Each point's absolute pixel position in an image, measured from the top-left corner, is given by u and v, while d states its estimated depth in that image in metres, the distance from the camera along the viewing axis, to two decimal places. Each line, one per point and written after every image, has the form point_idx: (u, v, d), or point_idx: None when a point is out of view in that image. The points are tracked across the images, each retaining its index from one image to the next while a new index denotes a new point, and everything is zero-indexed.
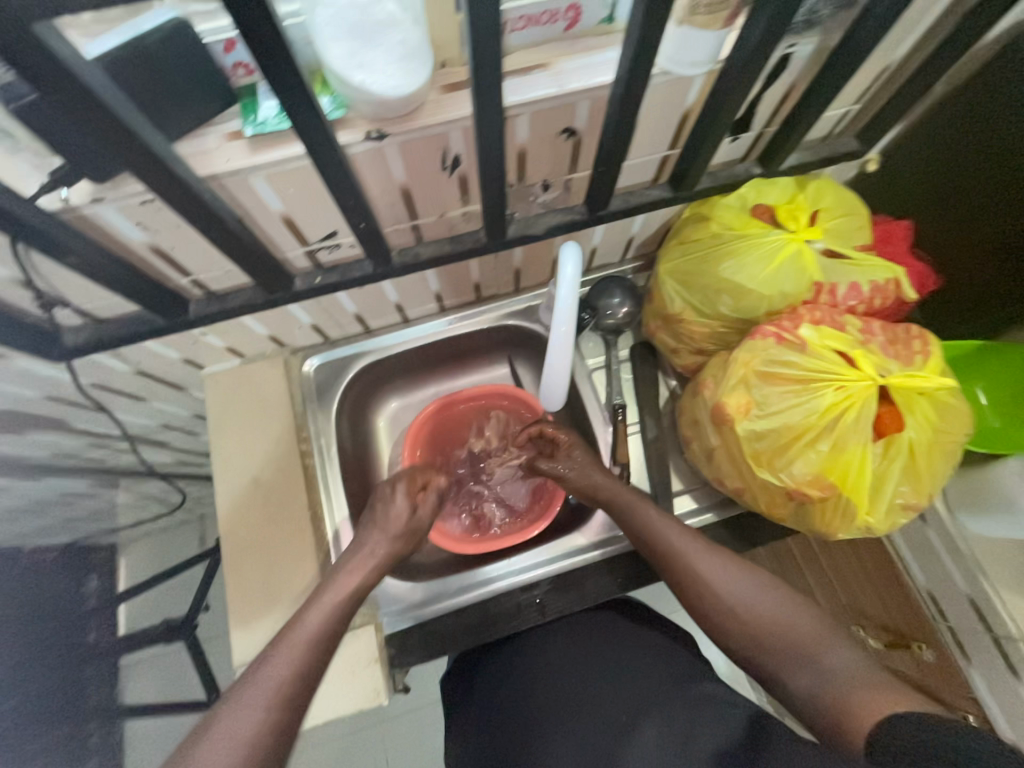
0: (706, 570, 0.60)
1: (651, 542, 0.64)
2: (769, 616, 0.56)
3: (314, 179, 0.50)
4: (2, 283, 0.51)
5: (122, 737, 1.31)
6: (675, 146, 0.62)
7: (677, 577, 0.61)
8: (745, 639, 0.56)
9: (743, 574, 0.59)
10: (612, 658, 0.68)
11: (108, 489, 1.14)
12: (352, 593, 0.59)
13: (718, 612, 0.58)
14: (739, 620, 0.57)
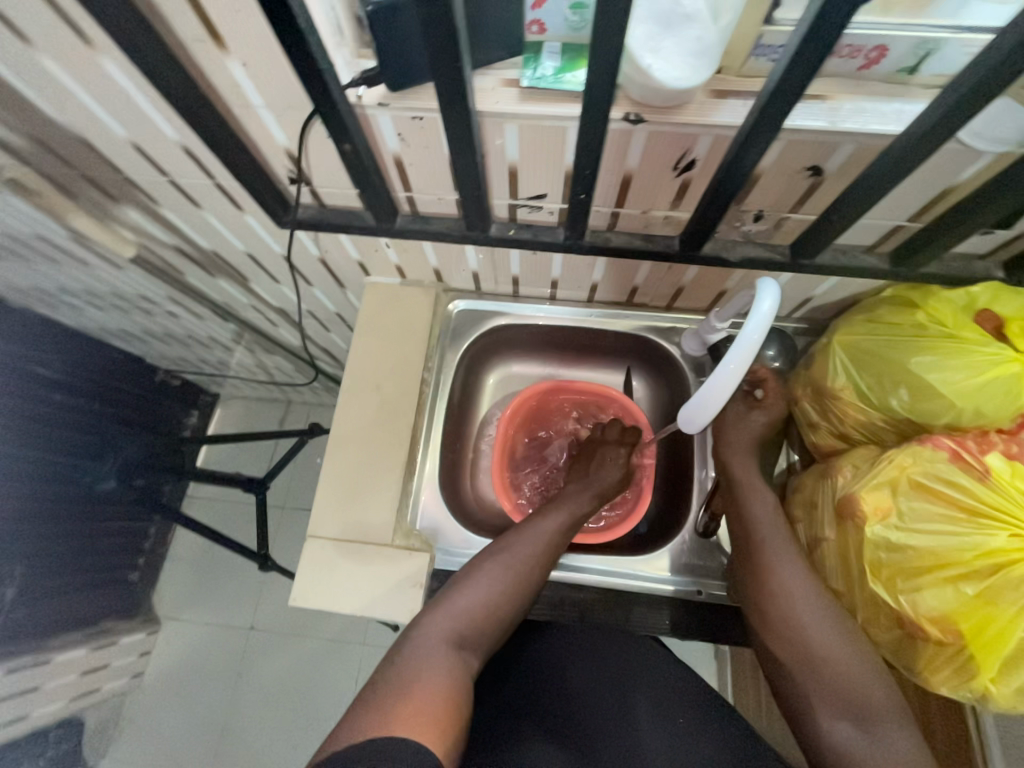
0: (798, 593, 0.57)
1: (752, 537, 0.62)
2: (844, 668, 0.54)
3: (559, 141, 0.53)
4: (276, 149, 0.60)
5: (170, 552, 1.52)
6: (916, 219, 0.57)
7: (762, 581, 0.60)
8: (799, 669, 0.55)
9: (834, 615, 0.56)
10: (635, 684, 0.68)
11: (240, 348, 1.30)
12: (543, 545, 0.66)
13: (791, 637, 0.56)
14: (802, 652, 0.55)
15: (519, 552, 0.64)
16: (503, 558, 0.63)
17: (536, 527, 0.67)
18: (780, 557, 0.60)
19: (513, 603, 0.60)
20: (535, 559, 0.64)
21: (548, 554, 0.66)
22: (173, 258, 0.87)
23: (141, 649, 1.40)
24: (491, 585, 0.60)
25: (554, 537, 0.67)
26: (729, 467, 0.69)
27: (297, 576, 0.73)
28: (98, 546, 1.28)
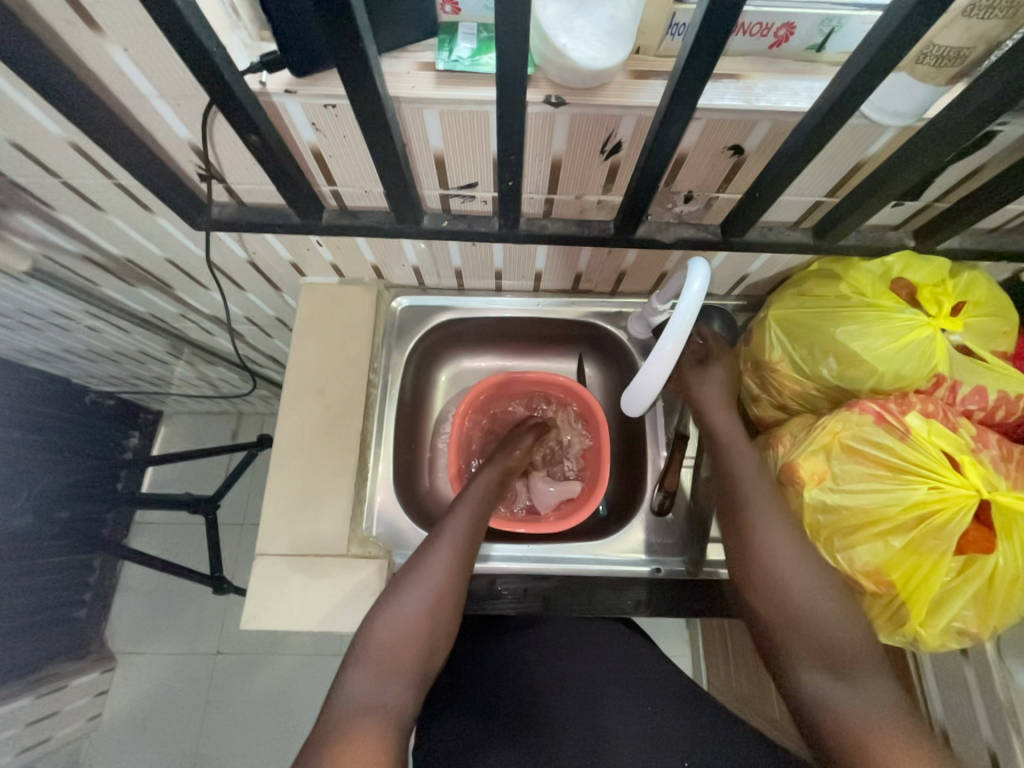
0: (778, 549, 0.57)
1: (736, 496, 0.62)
2: (824, 621, 0.54)
3: (482, 127, 0.51)
4: (178, 144, 0.55)
5: (117, 584, 1.42)
6: (833, 194, 0.60)
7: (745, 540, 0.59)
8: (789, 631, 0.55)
9: (814, 569, 0.56)
10: (603, 670, 0.68)
11: (175, 361, 1.22)
12: (460, 544, 0.64)
13: (772, 594, 0.56)
14: (788, 610, 0.55)
15: (426, 577, 0.60)
16: (422, 573, 0.61)
17: (440, 547, 0.63)
18: (766, 512, 0.59)
19: (438, 623, 0.59)
20: (448, 578, 0.61)
21: (459, 568, 0.63)
22: (83, 269, 0.80)
23: (94, 691, 1.31)
24: (408, 614, 0.58)
25: (461, 552, 0.64)
26: (711, 423, 0.68)
27: (247, 598, 0.69)
28: (33, 586, 1.18)
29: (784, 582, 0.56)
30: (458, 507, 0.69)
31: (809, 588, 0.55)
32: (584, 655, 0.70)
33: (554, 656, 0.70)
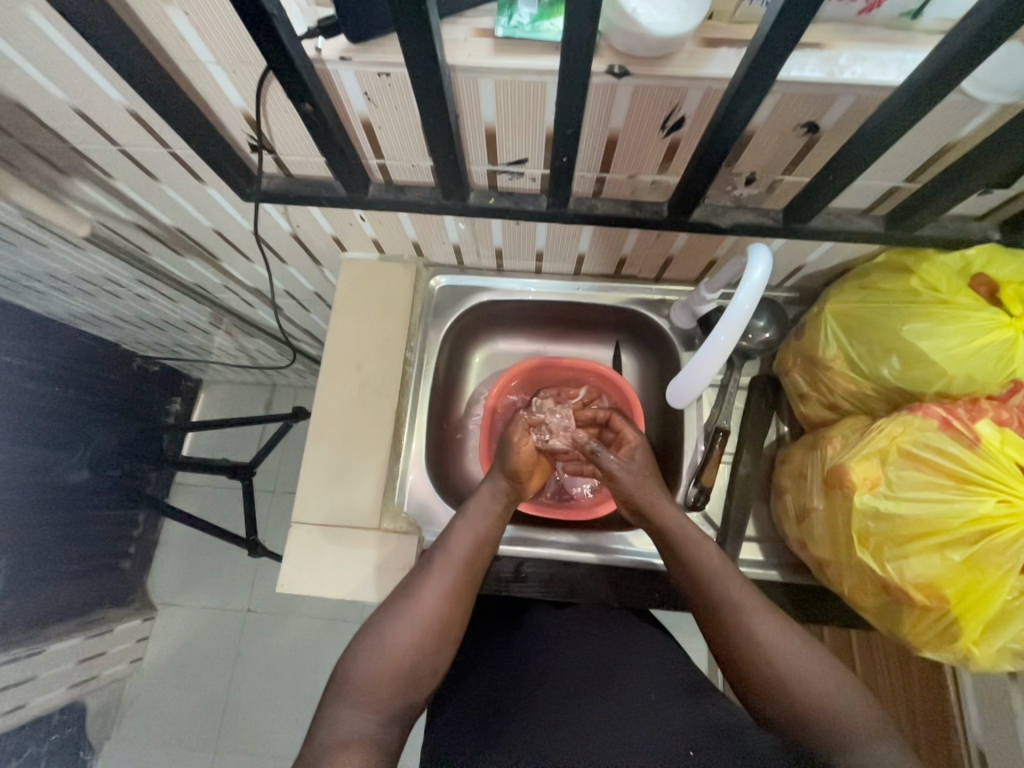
0: (760, 628, 0.56)
1: (705, 581, 0.60)
2: (823, 692, 0.52)
3: (538, 99, 0.49)
4: (232, 113, 0.55)
5: (159, 540, 1.51)
6: (913, 180, 0.55)
7: (724, 623, 0.58)
8: (778, 701, 0.53)
9: (801, 641, 0.55)
10: (609, 653, 0.69)
11: (216, 331, 1.25)
12: (455, 570, 0.61)
13: (764, 670, 0.54)
14: (774, 681, 0.53)
15: (419, 606, 0.58)
16: (405, 601, 0.58)
17: (434, 573, 0.60)
18: (742, 596, 0.58)
19: (427, 654, 0.57)
20: (440, 608, 0.59)
21: (455, 596, 0.60)
22: (136, 236, 0.82)
23: (138, 636, 1.40)
24: (395, 643, 0.55)
25: (457, 579, 0.61)
26: (663, 526, 0.64)
27: (284, 563, 0.72)
28: (85, 536, 1.26)
29: (765, 651, 0.54)
30: (460, 525, 0.65)
31: (794, 656, 0.54)
32: (594, 640, 0.70)
33: (563, 637, 0.71)
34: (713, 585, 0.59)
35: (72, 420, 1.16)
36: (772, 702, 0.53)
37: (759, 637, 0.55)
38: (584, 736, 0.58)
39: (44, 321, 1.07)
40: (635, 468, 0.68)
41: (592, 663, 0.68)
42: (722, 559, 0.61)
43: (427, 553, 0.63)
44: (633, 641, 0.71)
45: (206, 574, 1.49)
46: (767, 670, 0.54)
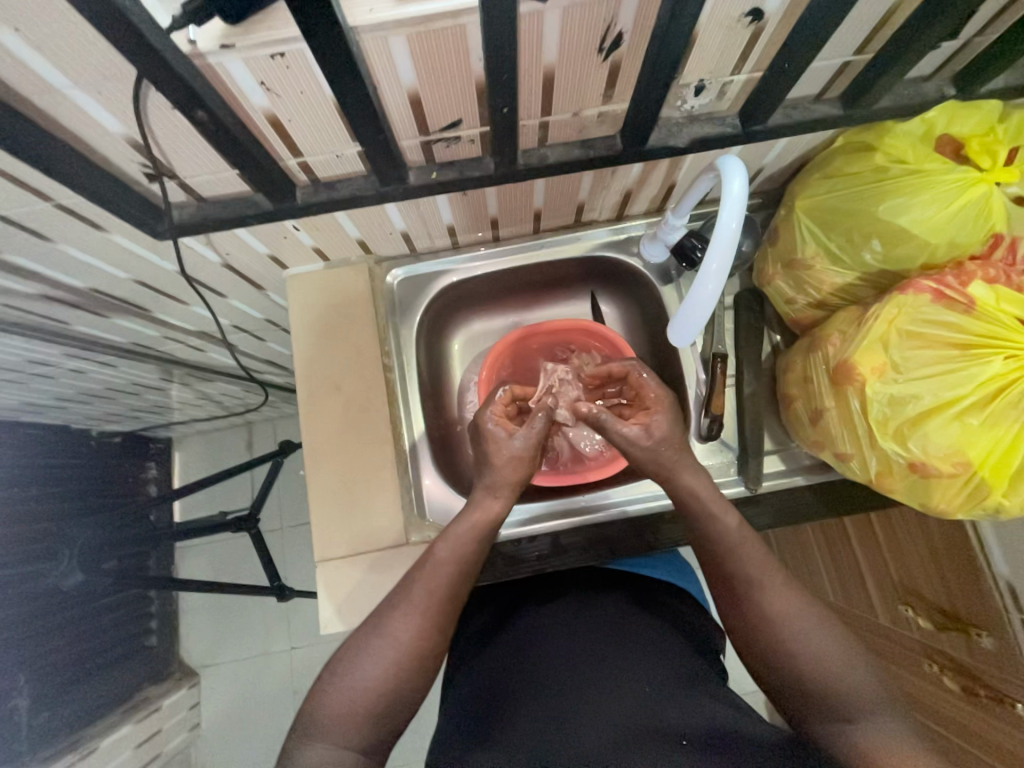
0: (771, 603, 0.57)
1: (722, 558, 0.60)
2: (825, 664, 0.53)
3: (460, 46, 0.43)
4: (114, 143, 0.47)
5: (180, 609, 1.46)
6: (864, 50, 0.52)
7: (739, 596, 0.58)
8: (778, 669, 0.55)
9: (810, 615, 0.56)
10: (608, 635, 0.66)
11: (170, 386, 1.16)
12: (428, 603, 0.57)
13: (771, 641, 0.56)
14: (779, 649, 0.55)
15: (392, 644, 0.55)
16: (387, 640, 0.55)
17: (412, 610, 0.56)
18: (757, 570, 0.58)
19: (400, 691, 0.55)
20: (414, 644, 0.55)
21: (429, 633, 0.56)
22: (48, 309, 0.73)
23: (188, 705, 1.38)
24: (364, 680, 0.54)
25: (433, 615, 0.57)
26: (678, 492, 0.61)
27: (320, 604, 0.69)
28: (100, 628, 1.21)
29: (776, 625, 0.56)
30: (438, 549, 0.59)
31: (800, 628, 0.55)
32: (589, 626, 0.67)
33: (558, 627, 0.68)
34: (731, 560, 0.59)
35: (48, 518, 1.07)
36: (773, 669, 0.56)
37: (772, 612, 0.56)
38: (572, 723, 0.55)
39: None
40: (647, 436, 0.61)
41: (584, 648, 0.64)
42: (743, 535, 0.59)
43: (402, 581, 0.58)
44: (633, 624, 0.67)
45: (239, 627, 1.46)
46: (773, 640, 0.56)
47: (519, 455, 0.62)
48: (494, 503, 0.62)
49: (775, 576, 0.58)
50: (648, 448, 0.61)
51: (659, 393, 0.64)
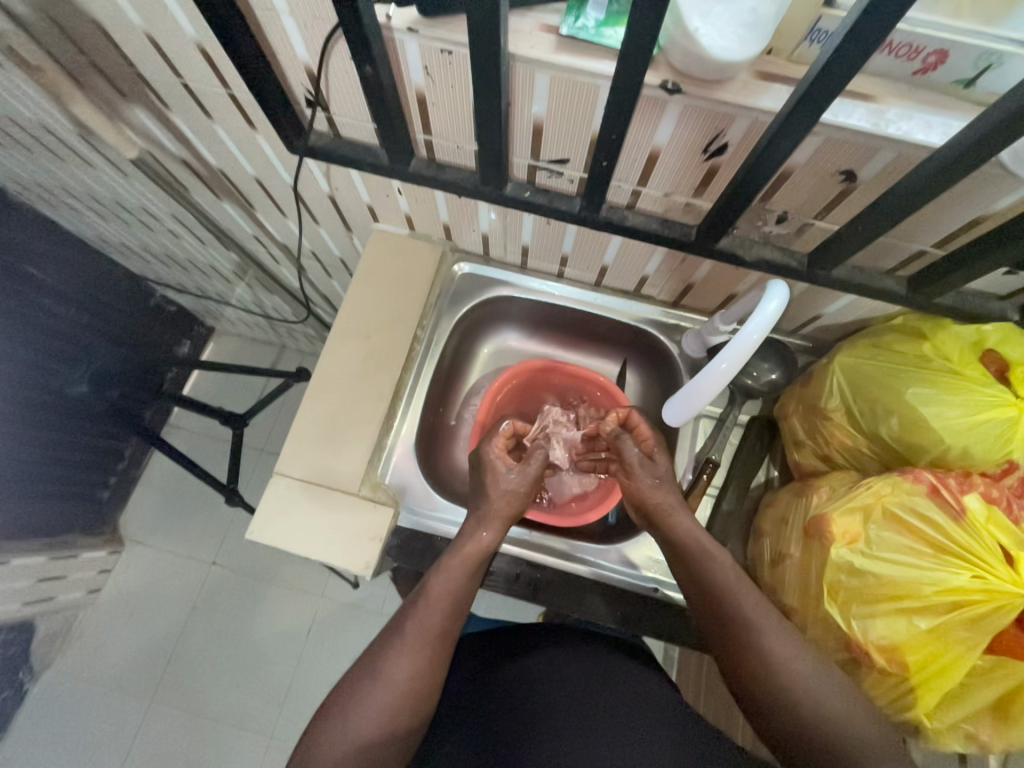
0: (776, 649, 0.54)
1: (720, 593, 0.58)
2: (837, 719, 0.50)
3: (589, 102, 0.50)
4: (296, 66, 0.57)
5: (140, 477, 1.52)
6: (940, 246, 0.56)
7: (738, 639, 0.56)
8: (779, 716, 0.52)
9: (819, 664, 0.53)
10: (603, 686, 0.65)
11: (236, 280, 1.27)
12: (425, 629, 0.58)
13: (773, 693, 0.53)
14: (786, 701, 0.52)
15: (389, 685, 0.55)
16: (386, 670, 0.55)
17: (407, 648, 0.57)
18: (757, 617, 0.55)
19: (401, 731, 0.54)
20: (410, 684, 0.55)
21: (425, 672, 0.56)
22: (179, 171, 0.84)
23: (100, 567, 1.40)
24: (365, 725, 0.53)
25: (428, 652, 0.57)
26: (676, 538, 0.62)
27: (257, 511, 0.72)
28: (70, 459, 1.28)
29: (776, 673, 0.53)
30: (431, 584, 0.60)
31: (801, 677, 0.52)
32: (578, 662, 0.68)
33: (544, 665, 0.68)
34: (729, 601, 0.57)
35: (84, 343, 1.18)
36: (775, 719, 0.53)
37: (771, 658, 0.53)
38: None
39: (75, 240, 1.10)
40: (660, 471, 0.65)
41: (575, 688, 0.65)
42: (738, 576, 0.58)
43: (396, 618, 0.60)
44: (615, 673, 0.67)
45: (180, 517, 1.50)
46: (773, 690, 0.53)
47: (515, 490, 0.66)
48: (486, 536, 0.64)
49: (772, 618, 0.56)
50: (659, 485, 0.64)
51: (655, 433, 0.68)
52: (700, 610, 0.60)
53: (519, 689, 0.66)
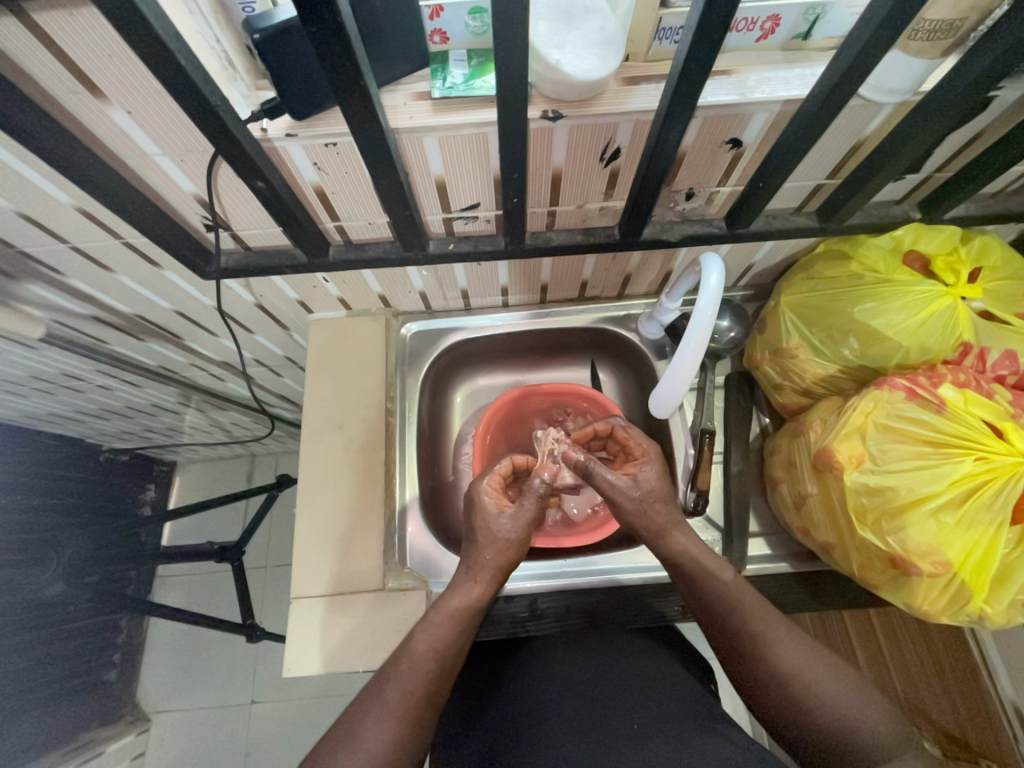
0: (783, 655, 0.56)
1: (726, 608, 0.58)
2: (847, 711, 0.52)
3: (481, 148, 0.52)
4: (185, 199, 0.56)
5: (146, 643, 1.41)
6: (834, 176, 0.60)
7: (747, 651, 0.57)
8: (800, 726, 0.53)
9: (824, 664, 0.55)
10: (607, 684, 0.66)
11: (185, 411, 1.21)
12: (407, 702, 0.53)
13: (788, 698, 0.54)
14: (801, 703, 0.53)
15: (363, 760, 0.49)
16: (361, 739, 0.50)
17: (388, 715, 0.52)
18: (762, 624, 0.57)
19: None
20: (389, 756, 0.50)
21: (404, 742, 0.51)
22: (93, 328, 0.80)
23: (132, 754, 1.28)
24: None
25: (412, 717, 0.52)
26: (672, 556, 0.62)
27: (287, 645, 0.68)
28: (64, 652, 1.18)
29: (789, 681, 0.54)
30: (417, 641, 0.57)
31: (811, 680, 0.54)
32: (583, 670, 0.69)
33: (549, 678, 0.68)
34: (734, 616, 0.58)
35: (46, 531, 1.10)
36: (796, 730, 0.54)
37: (783, 665, 0.55)
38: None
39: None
40: (638, 492, 0.63)
41: (582, 697, 0.64)
42: (739, 586, 0.59)
43: (376, 680, 0.55)
44: (619, 665, 0.69)
45: (202, 669, 1.39)
46: (790, 699, 0.54)
47: (508, 536, 0.63)
48: (476, 588, 0.61)
49: (779, 625, 0.57)
50: (639, 505, 0.63)
51: (646, 447, 0.67)
52: (707, 629, 0.61)
53: (523, 707, 0.65)
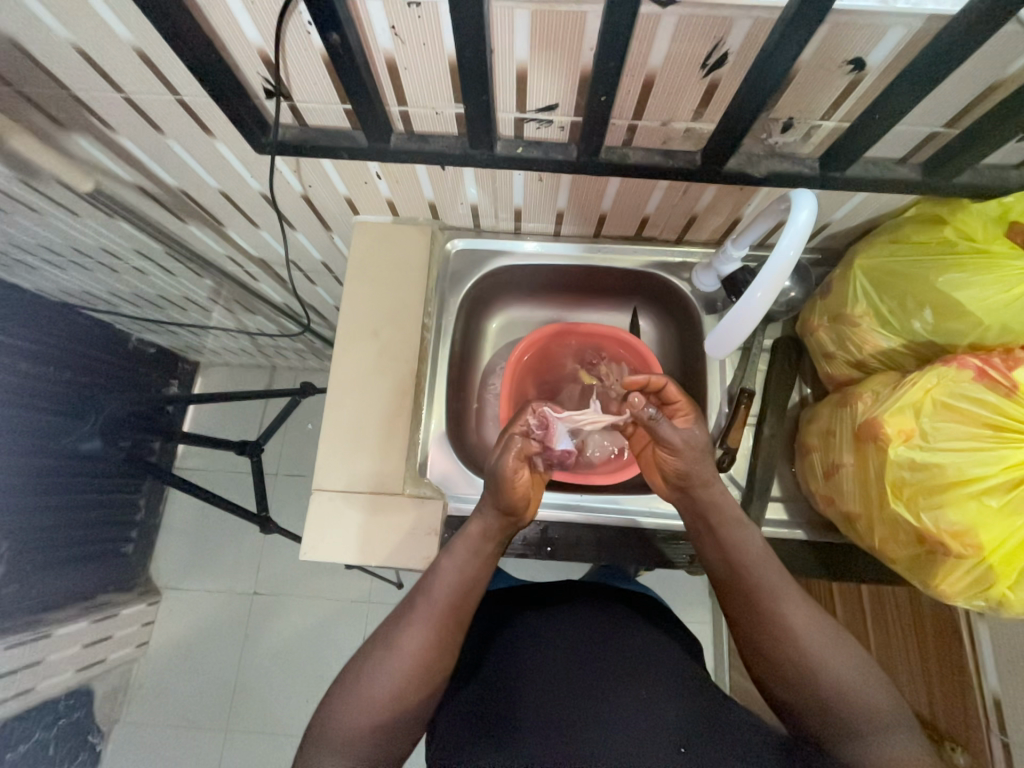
0: (787, 610, 0.57)
1: (737, 560, 0.60)
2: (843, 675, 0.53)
3: (574, 32, 0.47)
4: (249, 54, 0.52)
5: (161, 525, 1.49)
6: (952, 125, 0.54)
7: (751, 601, 0.59)
8: (789, 672, 0.55)
9: (827, 627, 0.56)
10: (615, 625, 0.67)
11: (215, 308, 1.21)
12: (439, 615, 0.58)
13: (785, 651, 0.56)
14: (795, 657, 0.55)
15: (399, 656, 0.56)
16: (396, 643, 0.56)
17: (416, 622, 0.57)
18: (772, 581, 0.58)
19: (412, 702, 0.55)
20: (422, 656, 0.56)
21: (435, 642, 0.57)
22: (135, 200, 0.79)
23: (143, 620, 1.39)
24: (377, 693, 0.54)
25: (438, 626, 0.57)
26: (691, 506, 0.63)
27: (306, 530, 0.70)
28: (85, 518, 1.27)
29: (795, 637, 0.56)
30: (443, 566, 0.60)
31: (809, 638, 0.55)
32: (574, 639, 0.65)
33: (530, 642, 0.66)
34: (745, 566, 0.59)
35: (71, 401, 1.16)
36: (792, 686, 0.55)
37: (783, 618, 0.57)
38: (586, 693, 0.58)
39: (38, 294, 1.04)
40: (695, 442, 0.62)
41: (586, 639, 0.65)
42: (754, 545, 0.60)
43: (410, 594, 0.60)
44: (629, 618, 0.69)
45: (211, 555, 1.48)
46: (786, 651, 0.56)
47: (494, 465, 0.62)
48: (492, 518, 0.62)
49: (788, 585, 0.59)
50: (698, 455, 0.62)
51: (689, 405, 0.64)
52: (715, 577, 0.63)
53: (531, 633, 0.67)
